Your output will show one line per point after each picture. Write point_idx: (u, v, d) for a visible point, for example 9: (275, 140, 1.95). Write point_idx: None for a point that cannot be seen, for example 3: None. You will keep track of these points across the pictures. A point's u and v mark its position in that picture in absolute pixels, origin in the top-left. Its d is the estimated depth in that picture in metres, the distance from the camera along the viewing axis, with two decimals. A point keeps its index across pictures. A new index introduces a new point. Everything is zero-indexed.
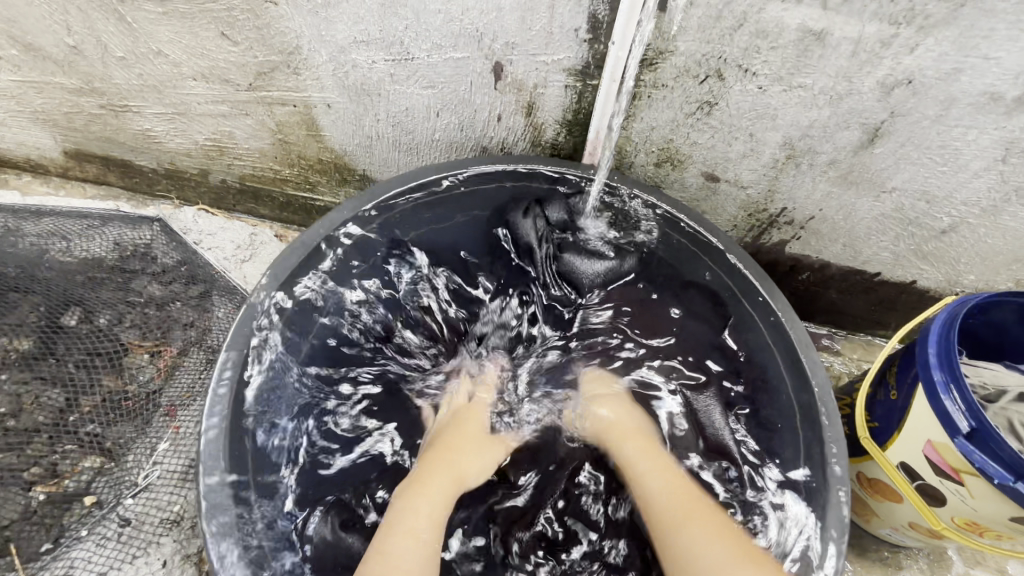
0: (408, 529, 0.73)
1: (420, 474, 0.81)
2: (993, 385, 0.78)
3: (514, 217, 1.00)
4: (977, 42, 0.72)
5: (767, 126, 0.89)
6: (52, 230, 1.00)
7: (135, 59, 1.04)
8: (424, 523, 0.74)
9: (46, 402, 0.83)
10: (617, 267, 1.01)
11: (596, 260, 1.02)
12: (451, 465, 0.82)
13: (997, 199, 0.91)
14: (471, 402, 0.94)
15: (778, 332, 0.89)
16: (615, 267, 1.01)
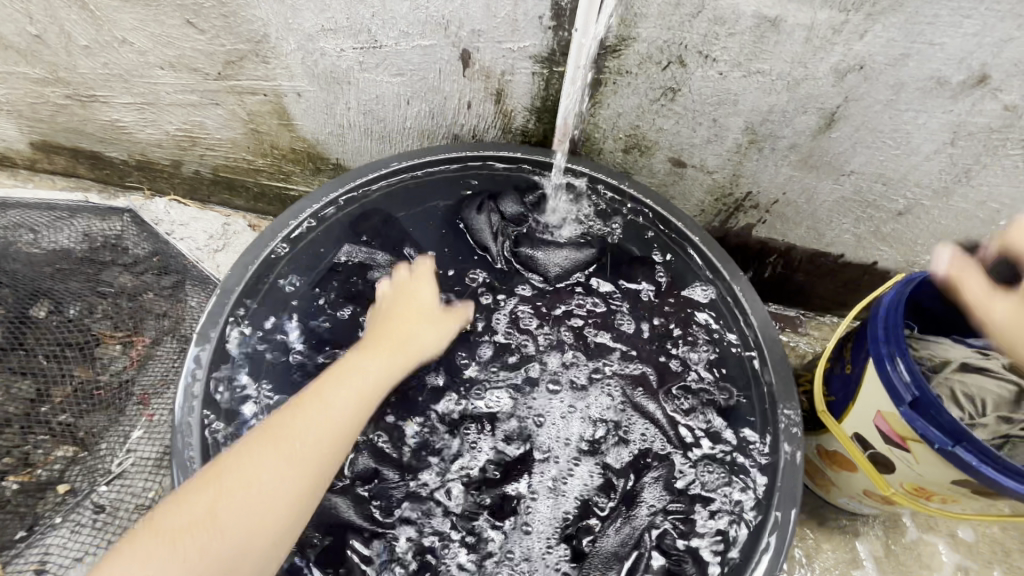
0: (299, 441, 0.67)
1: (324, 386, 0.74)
2: (940, 357, 0.82)
3: (468, 215, 0.99)
4: (922, 28, 0.75)
5: (729, 111, 0.92)
6: (19, 222, 0.99)
7: (100, 47, 1.03)
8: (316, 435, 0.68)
9: (17, 393, 0.83)
10: (577, 255, 0.98)
11: (556, 251, 0.98)
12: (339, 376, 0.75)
13: (948, 181, 0.95)
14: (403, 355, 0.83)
15: (732, 306, 0.91)
16: (574, 256, 0.98)
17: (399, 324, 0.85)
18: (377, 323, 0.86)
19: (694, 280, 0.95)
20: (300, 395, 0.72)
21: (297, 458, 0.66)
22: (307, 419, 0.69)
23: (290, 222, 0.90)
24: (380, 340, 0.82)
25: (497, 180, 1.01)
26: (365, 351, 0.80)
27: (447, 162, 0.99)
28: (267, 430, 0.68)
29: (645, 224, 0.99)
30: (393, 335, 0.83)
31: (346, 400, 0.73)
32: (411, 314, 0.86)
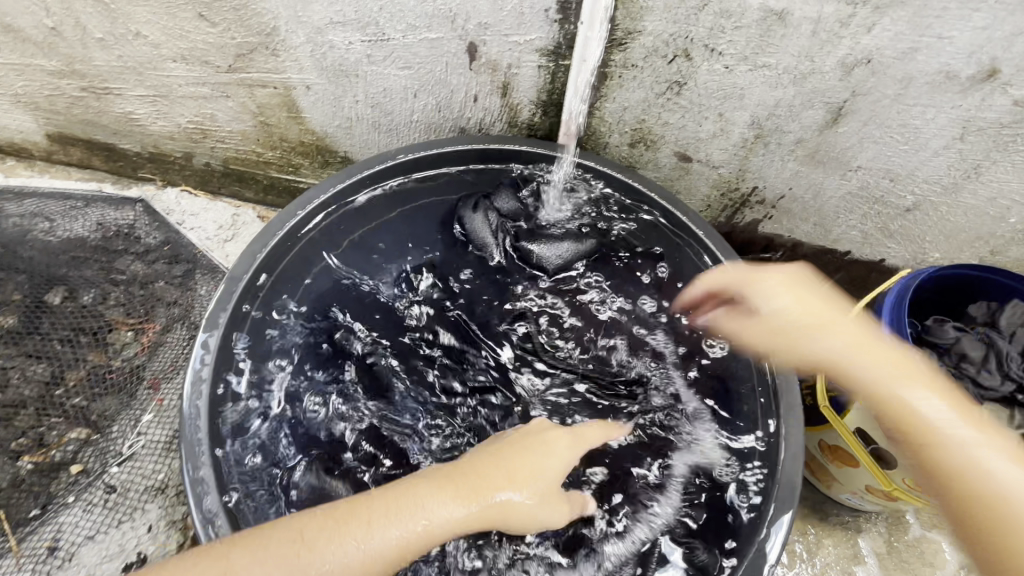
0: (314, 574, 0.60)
1: (386, 504, 0.65)
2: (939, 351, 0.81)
3: (465, 212, 1.00)
4: (931, 22, 0.74)
5: (735, 105, 0.92)
6: (35, 211, 1.02)
7: (114, 40, 1.05)
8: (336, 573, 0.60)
9: (31, 376, 0.86)
10: (576, 247, 0.99)
11: (557, 245, 0.99)
12: (393, 511, 0.65)
13: (957, 177, 0.94)
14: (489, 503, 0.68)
15: None
16: (574, 249, 0.99)
17: (525, 461, 0.73)
18: (503, 446, 0.74)
19: (699, 276, 0.94)
20: (358, 501, 0.65)
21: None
22: (335, 550, 0.61)
23: (296, 214, 0.90)
24: (465, 480, 0.69)
25: (503, 173, 1.01)
26: (442, 486, 0.68)
27: (452, 152, 0.98)
28: (298, 533, 0.62)
29: (649, 219, 0.99)
30: (478, 481, 0.69)
31: (390, 536, 0.63)
32: (540, 468, 0.73)
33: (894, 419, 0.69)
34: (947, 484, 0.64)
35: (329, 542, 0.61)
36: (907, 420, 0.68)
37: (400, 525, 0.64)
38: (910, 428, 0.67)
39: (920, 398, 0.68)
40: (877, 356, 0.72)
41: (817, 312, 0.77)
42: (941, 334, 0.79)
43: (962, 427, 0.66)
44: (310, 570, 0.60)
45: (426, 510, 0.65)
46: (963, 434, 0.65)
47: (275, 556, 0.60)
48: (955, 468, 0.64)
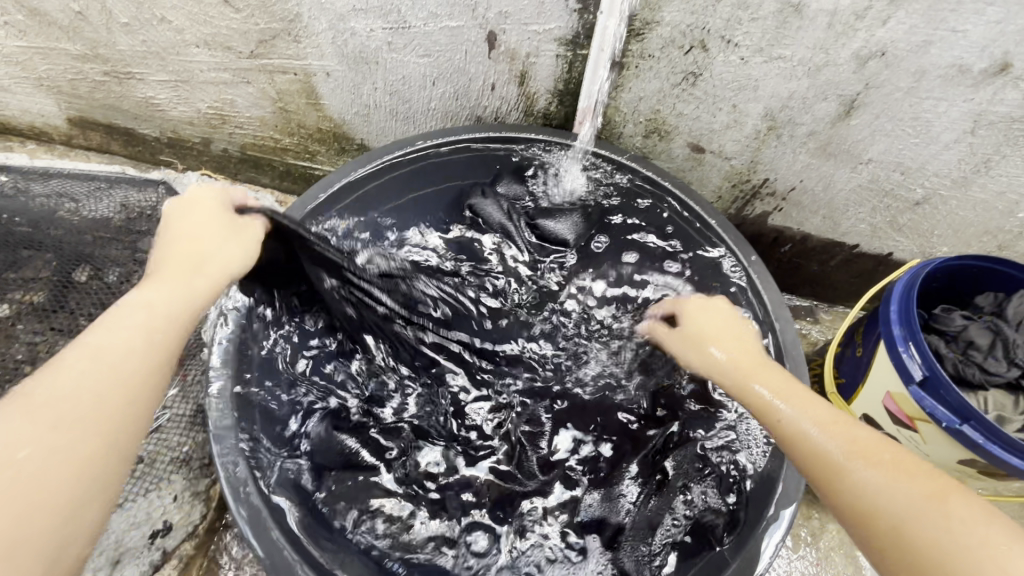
0: (58, 405, 0.50)
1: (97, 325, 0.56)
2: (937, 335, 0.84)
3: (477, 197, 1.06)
4: (945, 15, 0.75)
5: (749, 96, 0.93)
6: (60, 191, 1.04)
7: (139, 25, 1.06)
8: (87, 395, 0.52)
9: (59, 351, 0.88)
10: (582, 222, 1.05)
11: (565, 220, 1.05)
12: (105, 326, 0.56)
13: (967, 171, 0.96)
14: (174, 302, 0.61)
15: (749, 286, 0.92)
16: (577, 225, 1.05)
17: (198, 241, 0.66)
18: (161, 249, 0.65)
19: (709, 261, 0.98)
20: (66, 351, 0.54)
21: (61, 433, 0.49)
22: (49, 388, 0.51)
23: (319, 194, 0.92)
24: (172, 271, 0.63)
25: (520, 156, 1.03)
26: (143, 286, 0.61)
27: (469, 136, 1.00)
28: (23, 398, 0.50)
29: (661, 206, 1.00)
30: (180, 258, 0.64)
31: (117, 354, 0.54)
32: (198, 233, 0.67)
33: (792, 445, 0.63)
34: (862, 516, 0.55)
35: (47, 380, 0.52)
36: (802, 446, 0.62)
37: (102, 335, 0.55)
38: (816, 463, 0.60)
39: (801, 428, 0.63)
40: (804, 402, 0.65)
41: (736, 337, 0.77)
42: (950, 321, 0.82)
43: (859, 464, 0.57)
44: (42, 403, 0.50)
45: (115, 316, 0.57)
46: (863, 474, 0.56)
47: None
48: (854, 498, 0.56)
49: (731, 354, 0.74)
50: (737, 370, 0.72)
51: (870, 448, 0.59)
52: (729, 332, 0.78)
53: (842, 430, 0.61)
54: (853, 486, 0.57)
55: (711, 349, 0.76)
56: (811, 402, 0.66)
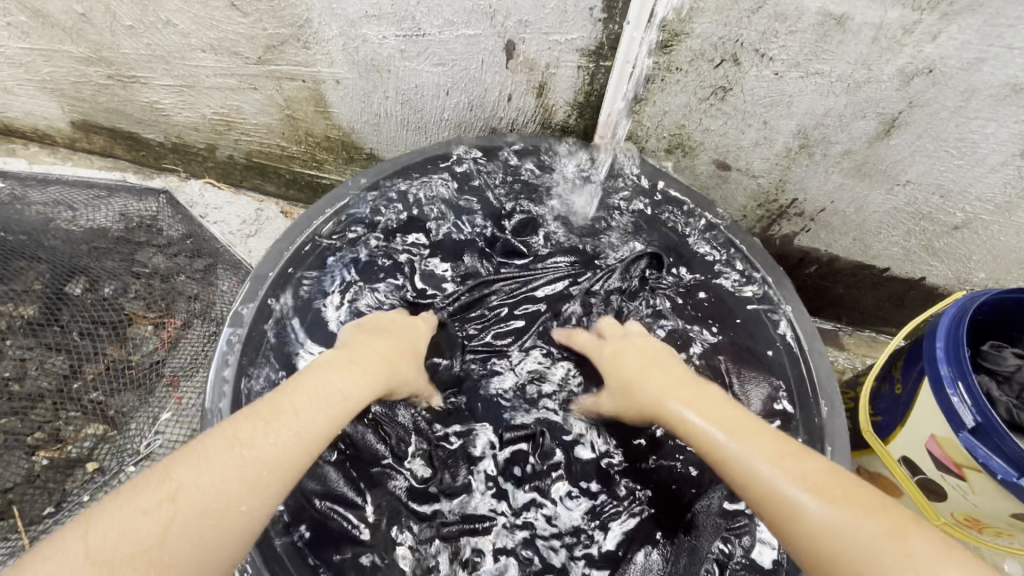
0: (258, 455, 0.52)
1: (290, 388, 0.58)
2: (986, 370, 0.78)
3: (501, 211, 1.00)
4: (1002, 31, 0.70)
5: (781, 113, 0.88)
6: (58, 200, 1.01)
7: (144, 28, 1.02)
8: (276, 449, 0.53)
9: (50, 368, 0.85)
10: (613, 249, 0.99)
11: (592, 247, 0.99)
12: (297, 391, 0.58)
13: (1013, 196, 0.90)
14: (317, 366, 0.62)
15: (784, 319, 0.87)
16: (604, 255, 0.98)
17: (399, 354, 0.73)
18: (361, 337, 0.73)
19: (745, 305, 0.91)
20: (276, 399, 0.56)
21: (251, 474, 0.51)
22: (257, 445, 0.52)
23: (326, 209, 0.90)
24: (357, 355, 0.67)
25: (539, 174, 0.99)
26: (343, 361, 0.64)
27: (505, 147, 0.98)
28: (233, 437, 0.52)
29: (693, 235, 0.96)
30: (377, 353, 0.69)
31: (321, 417, 0.57)
32: (403, 347, 0.75)
33: (742, 481, 0.58)
34: (819, 562, 0.51)
35: (238, 441, 0.52)
36: (754, 483, 0.57)
37: (321, 404, 0.58)
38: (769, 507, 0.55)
39: (768, 480, 0.56)
40: (762, 435, 0.61)
41: (688, 387, 0.71)
42: (1001, 362, 0.76)
43: (813, 501, 0.53)
44: (248, 473, 0.51)
45: (323, 384, 0.60)
46: (819, 514, 0.52)
47: (201, 482, 0.48)
48: (812, 544, 0.51)
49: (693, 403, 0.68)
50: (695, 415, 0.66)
51: (822, 486, 0.54)
52: (672, 376, 0.73)
53: (795, 468, 0.56)
54: (804, 529, 0.52)
55: (654, 394, 0.72)
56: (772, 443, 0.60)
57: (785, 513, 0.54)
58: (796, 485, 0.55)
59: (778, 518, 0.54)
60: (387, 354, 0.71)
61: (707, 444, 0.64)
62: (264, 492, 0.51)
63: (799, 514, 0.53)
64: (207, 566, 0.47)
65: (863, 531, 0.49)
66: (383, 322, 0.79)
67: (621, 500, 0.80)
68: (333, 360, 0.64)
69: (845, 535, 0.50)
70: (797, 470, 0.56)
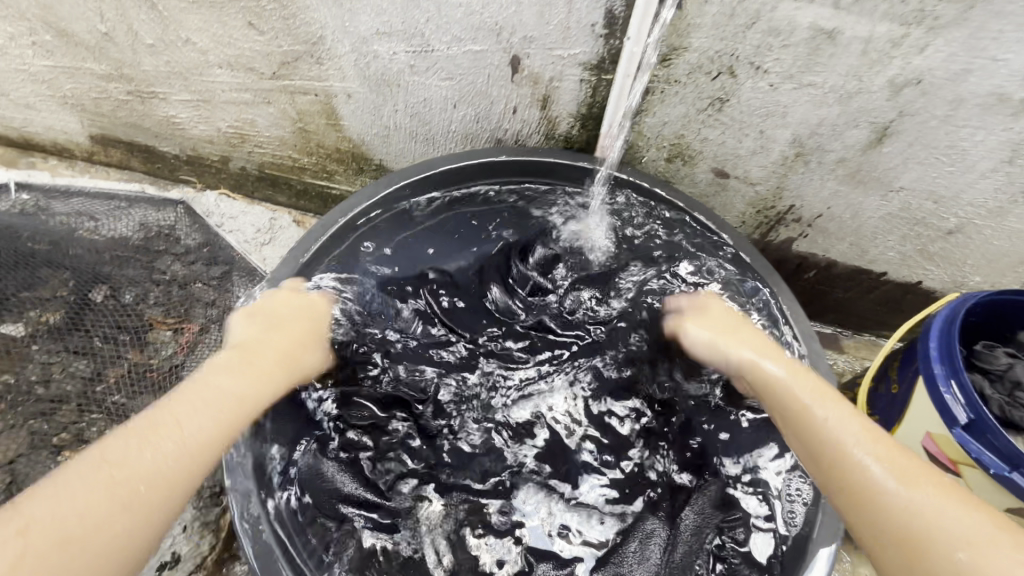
0: (136, 465, 0.57)
1: (172, 399, 0.63)
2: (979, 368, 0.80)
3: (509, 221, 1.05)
4: (985, 44, 0.73)
5: (777, 123, 0.91)
6: (81, 210, 1.05)
7: (164, 46, 1.07)
8: (162, 458, 0.59)
9: (74, 372, 0.88)
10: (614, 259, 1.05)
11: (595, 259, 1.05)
12: (177, 406, 0.63)
13: (1004, 200, 0.92)
14: (205, 376, 0.68)
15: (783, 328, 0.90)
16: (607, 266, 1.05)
17: (289, 347, 0.79)
18: (255, 330, 0.79)
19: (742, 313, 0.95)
20: (155, 414, 0.61)
21: (129, 491, 0.56)
22: (138, 458, 0.57)
23: (340, 219, 0.93)
24: (245, 356, 0.73)
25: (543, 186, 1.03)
26: (233, 364, 0.71)
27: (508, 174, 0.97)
28: (103, 456, 0.57)
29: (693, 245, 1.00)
30: (269, 351, 0.76)
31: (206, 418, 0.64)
32: (303, 335, 0.82)
33: (826, 445, 0.62)
34: (898, 543, 0.54)
35: (120, 451, 0.57)
36: (841, 451, 0.61)
37: (192, 403, 0.64)
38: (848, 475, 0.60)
39: (858, 456, 0.60)
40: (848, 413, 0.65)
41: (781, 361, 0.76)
42: (994, 360, 0.79)
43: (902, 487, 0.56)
44: (132, 481, 0.56)
45: (202, 393, 0.66)
46: (909, 497, 0.55)
47: (83, 497, 0.54)
48: (892, 520, 0.55)
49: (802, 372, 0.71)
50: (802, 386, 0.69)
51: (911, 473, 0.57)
52: (760, 346, 0.80)
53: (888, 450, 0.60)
54: (888, 505, 0.56)
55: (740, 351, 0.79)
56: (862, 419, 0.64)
57: (867, 486, 0.58)
58: (887, 467, 0.58)
59: (860, 490, 0.58)
60: (257, 347, 0.76)
61: (790, 407, 0.68)
62: (157, 497, 0.57)
63: (882, 493, 0.56)
64: (110, 553, 0.54)
65: (947, 517, 0.53)
66: (289, 302, 0.85)
67: (619, 501, 0.87)
68: (219, 367, 0.70)
69: (936, 521, 0.53)
70: (891, 455, 0.59)
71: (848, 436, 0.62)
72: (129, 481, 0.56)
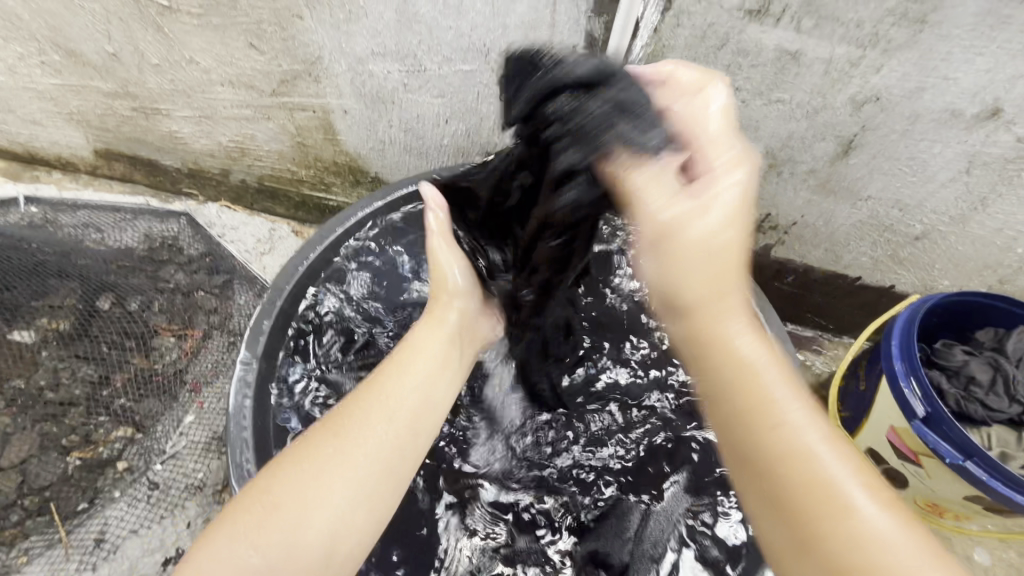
0: (339, 460, 0.59)
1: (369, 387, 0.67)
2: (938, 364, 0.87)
3: None
4: (936, 64, 0.79)
5: (750, 136, 0.97)
6: (88, 222, 1.09)
7: (168, 65, 1.12)
8: (382, 444, 0.61)
9: (82, 377, 0.93)
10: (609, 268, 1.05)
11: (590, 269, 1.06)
12: (376, 388, 0.66)
13: (965, 208, 0.98)
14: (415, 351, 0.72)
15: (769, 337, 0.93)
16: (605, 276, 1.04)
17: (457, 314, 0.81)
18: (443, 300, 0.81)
19: None
20: (347, 407, 0.64)
21: (367, 478, 0.59)
22: (348, 449, 0.60)
23: (336, 230, 0.94)
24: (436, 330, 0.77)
25: None
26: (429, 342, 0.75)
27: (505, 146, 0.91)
28: (331, 439, 0.60)
29: None
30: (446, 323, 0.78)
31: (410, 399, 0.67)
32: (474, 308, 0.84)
33: (783, 444, 0.49)
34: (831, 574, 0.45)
35: (336, 445, 0.60)
36: (800, 456, 0.48)
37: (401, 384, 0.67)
38: (811, 491, 0.47)
39: (811, 459, 0.48)
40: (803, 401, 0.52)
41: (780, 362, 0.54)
42: (951, 357, 0.85)
43: (873, 506, 0.46)
44: (352, 471, 0.59)
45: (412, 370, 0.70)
46: (875, 522, 0.46)
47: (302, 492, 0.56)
48: (844, 544, 0.45)
49: (750, 328, 0.55)
50: (767, 366, 0.53)
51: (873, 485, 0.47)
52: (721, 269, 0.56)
53: (845, 459, 0.50)
54: (848, 531, 0.45)
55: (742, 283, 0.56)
56: (815, 412, 0.53)
57: (821, 500, 0.47)
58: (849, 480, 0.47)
59: (803, 506, 0.47)
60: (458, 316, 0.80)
61: (753, 388, 0.52)
62: (385, 484, 0.61)
63: (848, 512, 0.46)
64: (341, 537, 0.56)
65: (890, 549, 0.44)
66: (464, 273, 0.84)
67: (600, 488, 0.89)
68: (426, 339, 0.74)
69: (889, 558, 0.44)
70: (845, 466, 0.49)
71: (809, 431, 0.49)
72: (378, 470, 0.60)
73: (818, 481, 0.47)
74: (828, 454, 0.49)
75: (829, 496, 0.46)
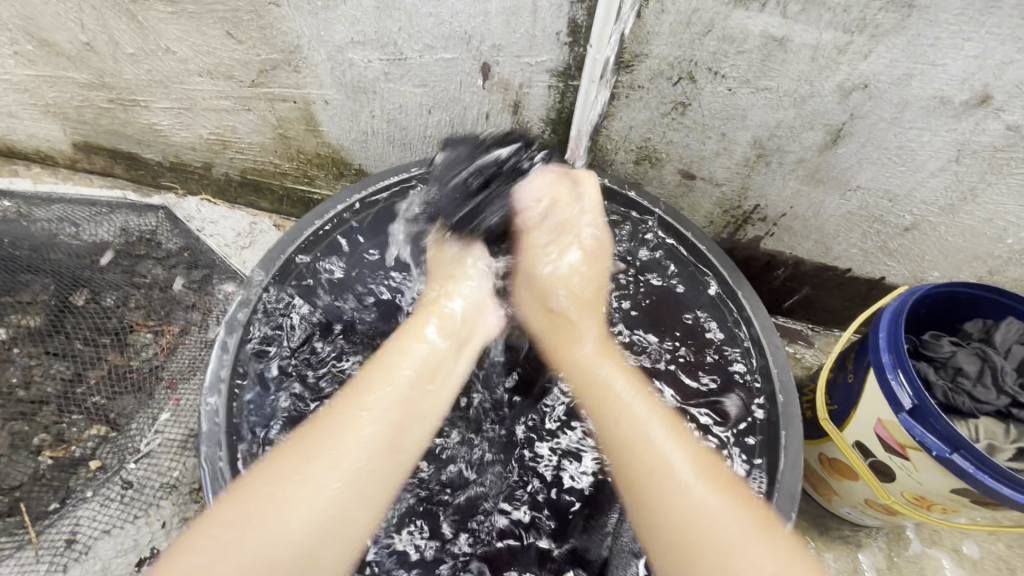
0: (316, 462, 0.59)
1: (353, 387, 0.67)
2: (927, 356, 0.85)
3: None
4: (924, 50, 0.77)
5: (737, 126, 0.95)
6: (62, 217, 1.07)
7: (144, 55, 1.09)
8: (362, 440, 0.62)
9: (53, 374, 0.91)
10: None
11: None
12: (362, 386, 0.67)
13: (954, 199, 0.97)
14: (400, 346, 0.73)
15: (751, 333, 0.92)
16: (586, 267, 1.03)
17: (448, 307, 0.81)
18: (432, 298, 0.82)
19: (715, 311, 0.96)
20: (331, 408, 0.65)
21: (344, 479, 0.59)
22: (323, 451, 0.60)
23: (312, 223, 0.95)
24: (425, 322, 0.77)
25: None
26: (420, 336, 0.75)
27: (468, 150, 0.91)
28: (304, 446, 0.61)
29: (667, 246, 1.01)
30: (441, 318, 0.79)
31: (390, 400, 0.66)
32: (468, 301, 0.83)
33: (661, 482, 0.60)
34: None
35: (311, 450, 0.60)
36: (667, 486, 0.60)
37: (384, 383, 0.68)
38: (688, 515, 0.57)
39: (679, 488, 0.59)
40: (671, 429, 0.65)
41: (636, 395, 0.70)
42: (938, 348, 0.85)
43: (734, 517, 0.57)
44: (320, 474, 0.59)
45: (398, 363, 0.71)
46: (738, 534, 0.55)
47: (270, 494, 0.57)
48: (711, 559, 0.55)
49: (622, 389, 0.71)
50: (630, 403, 0.68)
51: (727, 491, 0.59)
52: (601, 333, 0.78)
53: (704, 466, 0.62)
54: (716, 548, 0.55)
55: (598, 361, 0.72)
56: (681, 437, 0.65)
57: (694, 528, 0.56)
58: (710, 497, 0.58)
59: (684, 536, 0.56)
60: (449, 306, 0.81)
61: (627, 437, 0.64)
62: (360, 485, 0.60)
63: (715, 532, 0.56)
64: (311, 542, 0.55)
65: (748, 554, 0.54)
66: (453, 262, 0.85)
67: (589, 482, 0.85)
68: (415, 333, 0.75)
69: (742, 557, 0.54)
70: (709, 482, 0.60)
71: (678, 464, 0.61)
72: (360, 469, 0.61)
73: (695, 507, 0.57)
74: (690, 477, 0.60)
75: (694, 514, 0.57)
